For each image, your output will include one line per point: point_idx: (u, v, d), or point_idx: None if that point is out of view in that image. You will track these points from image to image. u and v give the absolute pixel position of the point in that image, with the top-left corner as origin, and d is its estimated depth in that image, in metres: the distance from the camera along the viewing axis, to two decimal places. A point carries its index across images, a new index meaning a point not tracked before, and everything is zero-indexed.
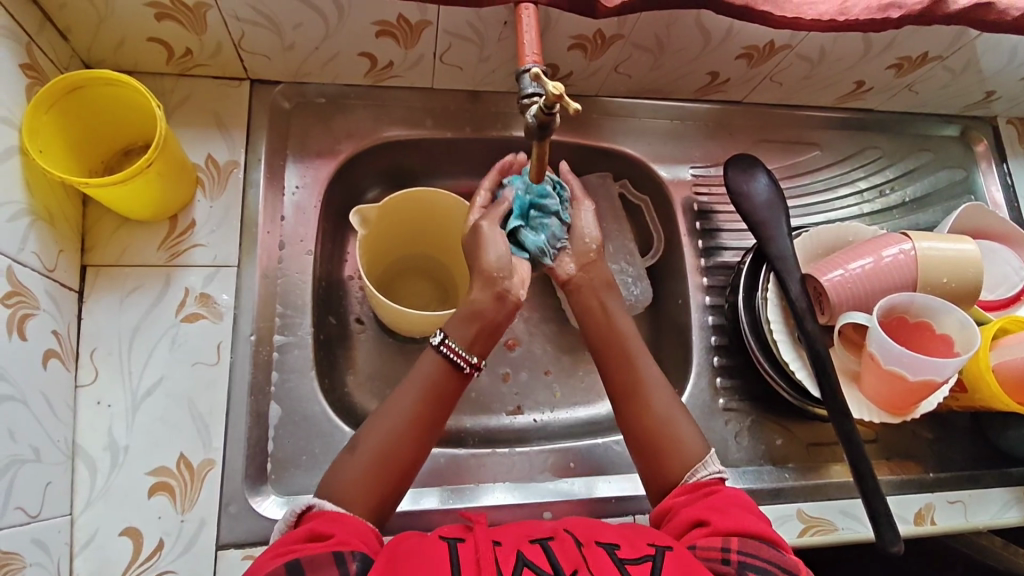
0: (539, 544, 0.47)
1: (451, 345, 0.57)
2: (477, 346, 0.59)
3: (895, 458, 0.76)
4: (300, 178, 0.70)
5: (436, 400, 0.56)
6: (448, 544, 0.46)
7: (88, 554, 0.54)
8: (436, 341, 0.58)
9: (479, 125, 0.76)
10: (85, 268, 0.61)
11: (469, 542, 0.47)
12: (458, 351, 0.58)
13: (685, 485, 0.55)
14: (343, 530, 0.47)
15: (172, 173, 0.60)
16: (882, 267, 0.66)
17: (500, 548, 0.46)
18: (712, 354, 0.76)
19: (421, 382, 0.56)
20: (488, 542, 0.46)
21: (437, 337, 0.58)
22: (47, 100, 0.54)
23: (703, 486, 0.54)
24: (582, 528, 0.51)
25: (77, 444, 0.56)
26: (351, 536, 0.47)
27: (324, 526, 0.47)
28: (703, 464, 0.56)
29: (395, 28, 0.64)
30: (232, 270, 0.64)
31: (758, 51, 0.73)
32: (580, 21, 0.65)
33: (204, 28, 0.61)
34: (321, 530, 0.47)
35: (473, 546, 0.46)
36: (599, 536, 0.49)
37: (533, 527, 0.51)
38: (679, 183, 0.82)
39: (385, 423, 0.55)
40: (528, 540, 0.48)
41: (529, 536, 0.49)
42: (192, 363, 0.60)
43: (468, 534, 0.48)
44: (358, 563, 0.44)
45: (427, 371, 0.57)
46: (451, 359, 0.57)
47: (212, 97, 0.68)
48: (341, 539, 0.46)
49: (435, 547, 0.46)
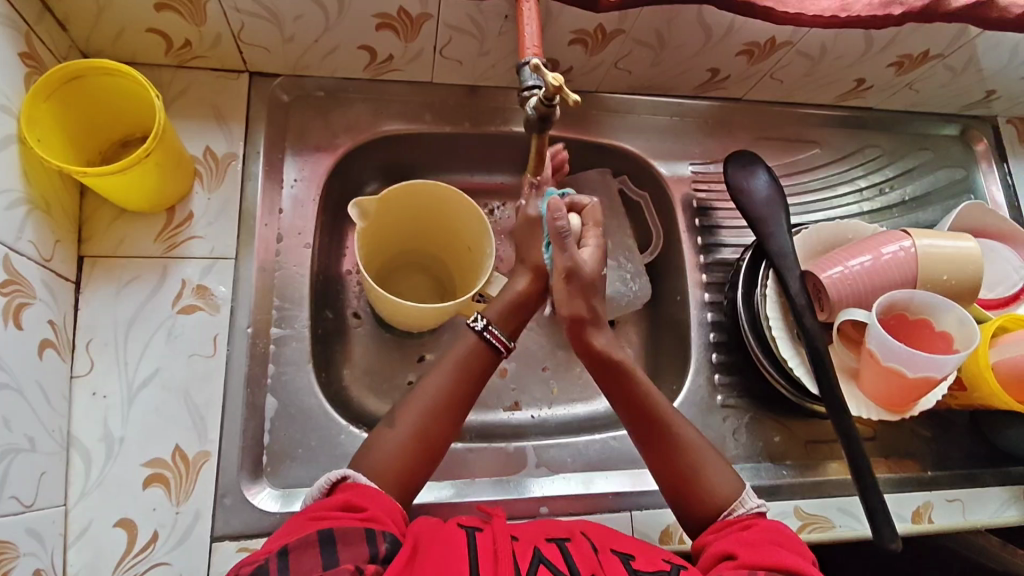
0: (556, 543, 0.50)
1: (494, 331, 0.61)
2: (512, 328, 0.63)
3: (892, 457, 0.76)
4: (299, 171, 0.70)
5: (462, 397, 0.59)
6: (469, 533, 0.48)
7: (82, 545, 0.54)
8: (478, 326, 0.61)
9: (479, 120, 0.76)
10: (82, 259, 0.61)
11: (488, 532, 0.48)
12: (500, 336, 0.61)
13: (722, 520, 0.57)
14: (376, 505, 0.49)
15: (170, 163, 0.60)
16: (881, 264, 0.66)
17: (518, 543, 0.48)
18: (710, 350, 0.76)
19: (451, 365, 0.59)
20: (506, 534, 0.48)
21: (479, 324, 0.61)
22: (45, 90, 0.53)
23: (739, 522, 0.56)
24: (599, 534, 0.54)
25: (72, 435, 0.56)
26: (383, 513, 0.49)
27: (359, 500, 0.49)
28: (741, 502, 0.58)
29: (395, 21, 0.64)
30: (230, 262, 0.64)
31: (759, 48, 0.73)
32: (581, 15, 0.65)
33: (204, 20, 0.61)
34: (355, 502, 0.49)
35: (491, 536, 0.48)
36: (615, 544, 0.52)
37: (552, 526, 0.54)
38: (678, 179, 0.81)
39: (420, 404, 0.57)
40: (546, 538, 0.51)
41: (547, 534, 0.51)
42: (188, 355, 0.60)
43: (485, 526, 0.50)
44: (387, 544, 0.46)
45: (459, 355, 0.60)
46: (491, 342, 0.61)
47: (211, 89, 0.68)
48: (371, 515, 0.48)
49: (455, 534, 0.48)
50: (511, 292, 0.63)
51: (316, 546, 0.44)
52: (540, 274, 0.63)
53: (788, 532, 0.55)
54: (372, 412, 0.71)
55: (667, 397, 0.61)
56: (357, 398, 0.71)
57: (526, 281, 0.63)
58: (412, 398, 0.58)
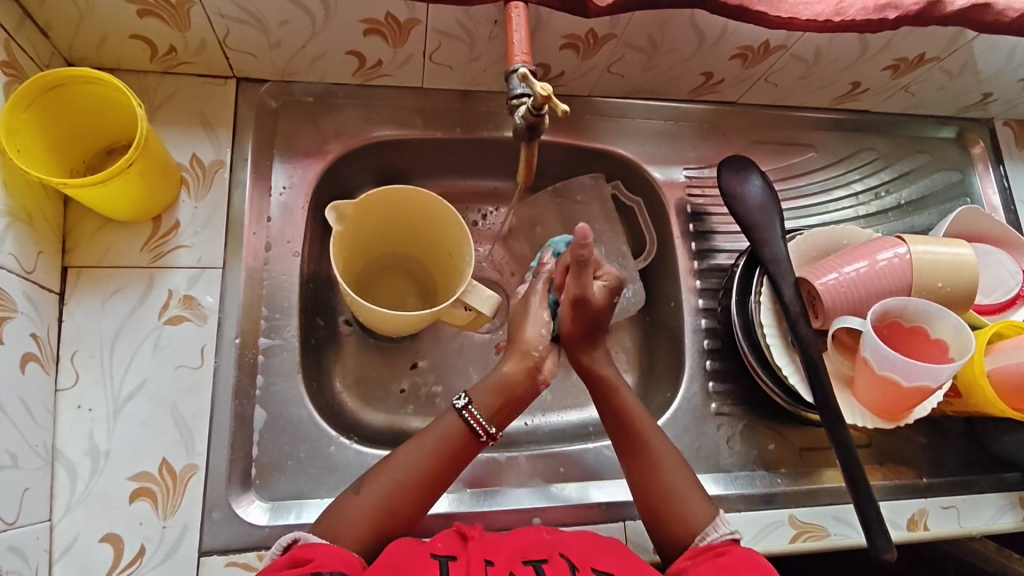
0: (532, 565, 0.50)
1: (474, 411, 0.59)
2: (500, 407, 0.60)
3: (888, 463, 0.75)
4: (287, 178, 0.69)
5: (444, 462, 0.57)
6: (441, 564, 0.49)
7: (68, 560, 0.53)
8: (459, 405, 0.59)
9: (470, 126, 0.75)
10: (66, 269, 0.60)
11: (461, 562, 0.49)
12: (480, 419, 0.59)
13: (695, 548, 0.56)
14: (322, 552, 0.49)
15: (155, 171, 0.59)
16: (877, 271, 0.65)
17: (492, 568, 0.49)
18: (705, 357, 0.75)
19: (428, 441, 0.58)
20: (479, 562, 0.49)
21: (460, 401, 0.59)
22: (25, 98, 0.52)
23: (714, 548, 0.55)
24: (579, 550, 0.53)
25: (57, 448, 0.55)
26: (330, 558, 0.49)
27: (305, 552, 0.49)
28: (714, 527, 0.57)
29: (383, 26, 0.63)
30: (217, 271, 0.63)
31: (753, 52, 0.72)
32: (571, 21, 0.64)
33: (188, 26, 0.60)
34: (302, 555, 0.49)
35: (464, 567, 0.49)
36: (596, 561, 0.52)
37: (534, 539, 0.54)
38: (672, 184, 0.81)
39: (389, 473, 0.56)
40: (522, 560, 0.51)
41: (524, 554, 0.52)
42: (176, 367, 0.60)
43: (460, 553, 0.51)
44: None
45: (440, 435, 0.58)
46: (472, 425, 0.59)
47: (198, 96, 0.67)
48: (319, 563, 0.48)
49: (425, 567, 0.48)
50: (498, 374, 0.61)
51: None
52: (530, 359, 0.62)
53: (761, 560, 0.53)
54: (363, 421, 0.70)
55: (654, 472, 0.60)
56: (347, 408, 0.70)
57: (513, 364, 0.61)
58: (387, 467, 0.56)
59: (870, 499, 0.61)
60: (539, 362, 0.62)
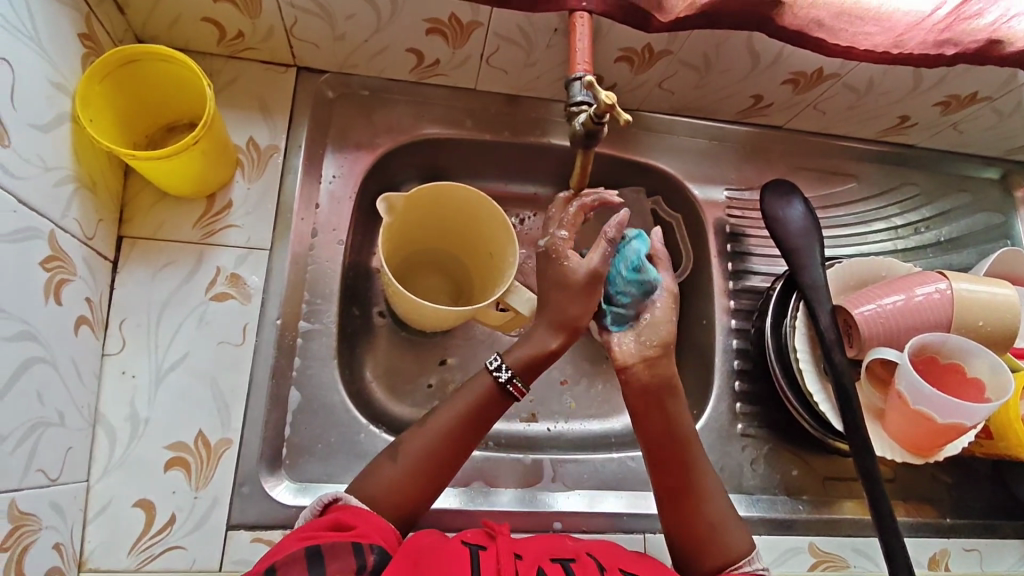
0: (561, 564, 0.49)
1: (517, 384, 0.59)
2: (532, 375, 0.61)
3: (911, 500, 0.75)
4: (337, 168, 0.71)
5: (475, 427, 0.58)
6: (472, 552, 0.47)
7: (101, 523, 0.54)
8: (502, 377, 0.59)
9: (517, 130, 0.76)
10: (121, 239, 0.61)
11: (491, 551, 0.48)
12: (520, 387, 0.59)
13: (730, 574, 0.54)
14: (364, 521, 0.49)
15: (215, 151, 0.60)
16: (913, 305, 0.65)
17: (522, 563, 0.48)
18: (734, 378, 0.75)
19: (462, 405, 0.58)
20: (510, 555, 0.48)
21: (504, 375, 0.58)
22: (102, 71, 0.54)
23: None
24: (604, 554, 0.53)
25: (99, 413, 0.57)
26: (371, 529, 0.49)
27: (349, 518, 0.49)
28: (750, 560, 0.55)
29: (446, 26, 0.64)
30: (264, 252, 0.64)
31: (805, 77, 0.72)
32: (631, 34, 0.65)
33: (259, 13, 0.62)
34: (344, 520, 0.49)
35: (495, 556, 0.47)
36: (622, 564, 0.52)
37: (557, 544, 0.53)
38: (712, 203, 0.81)
39: (423, 441, 0.56)
40: (550, 558, 0.50)
41: (551, 553, 0.51)
42: (218, 342, 0.61)
43: (490, 543, 0.50)
44: (375, 556, 0.45)
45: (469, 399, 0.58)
46: (510, 393, 0.59)
47: (259, 81, 0.69)
48: (361, 531, 0.48)
49: (458, 553, 0.47)
50: (541, 347, 0.60)
51: (304, 561, 0.43)
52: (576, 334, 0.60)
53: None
54: (389, 413, 0.71)
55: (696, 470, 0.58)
56: (376, 398, 0.71)
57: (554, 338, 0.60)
58: (420, 435, 0.56)
59: (896, 532, 0.60)
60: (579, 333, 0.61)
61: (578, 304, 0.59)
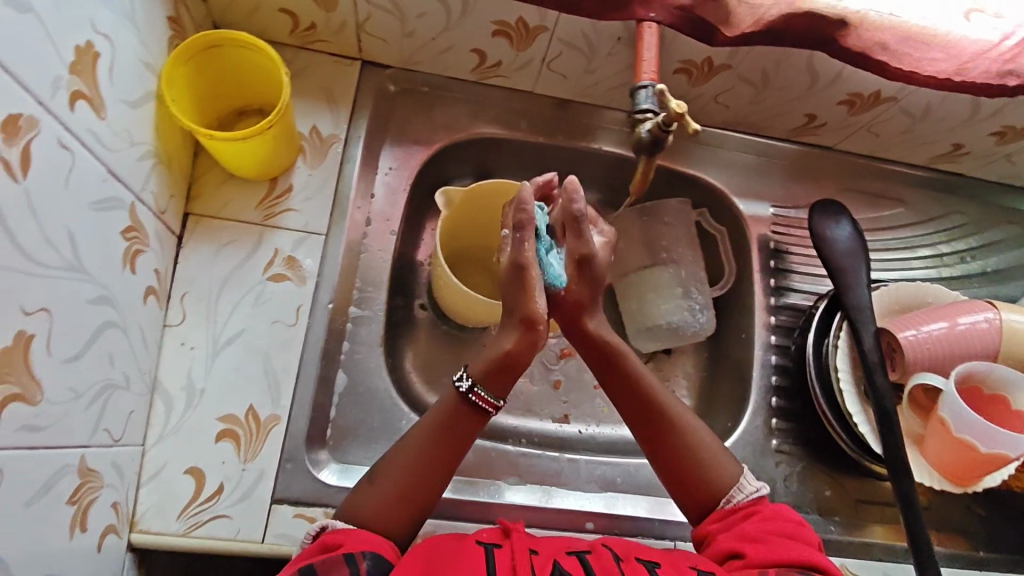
0: (576, 556, 0.49)
1: (480, 393, 0.55)
2: (503, 387, 0.56)
3: (945, 530, 0.74)
4: (393, 160, 0.72)
5: (447, 441, 0.54)
6: (486, 550, 0.47)
7: (153, 486, 0.56)
8: (464, 388, 0.55)
9: (570, 134, 0.77)
10: (187, 216, 0.64)
11: (506, 548, 0.48)
12: (487, 398, 0.55)
13: (721, 510, 0.56)
14: (352, 537, 0.48)
15: (283, 136, 0.63)
16: (956, 334, 0.65)
17: (538, 557, 0.47)
18: (771, 394, 0.75)
19: (430, 424, 0.55)
20: (524, 550, 0.47)
21: (464, 385, 0.55)
22: (187, 54, 0.56)
23: (742, 509, 0.55)
24: (623, 545, 0.52)
25: (158, 380, 0.59)
26: (361, 542, 0.48)
27: (336, 538, 0.48)
28: (739, 486, 0.57)
29: (512, 29, 0.66)
30: (321, 237, 0.66)
31: (862, 100, 0.73)
32: (694, 46, 0.66)
33: (335, 7, 0.64)
34: (332, 540, 0.48)
35: (509, 552, 0.47)
36: (640, 553, 0.51)
37: (573, 539, 0.53)
38: (757, 219, 0.81)
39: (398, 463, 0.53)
40: (566, 551, 0.49)
41: (567, 547, 0.50)
42: (273, 321, 0.63)
43: (504, 540, 0.49)
44: (368, 562, 0.46)
45: (440, 414, 0.55)
46: (478, 404, 0.55)
47: (325, 73, 0.71)
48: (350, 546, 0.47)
49: (471, 553, 0.46)
50: (497, 349, 0.55)
51: None
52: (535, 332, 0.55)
53: (793, 513, 0.54)
54: (428, 403, 0.72)
55: (668, 414, 0.59)
56: (415, 389, 0.72)
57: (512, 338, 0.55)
58: (395, 457, 0.54)
59: (931, 560, 0.60)
60: (538, 328, 0.55)
61: (522, 296, 0.54)
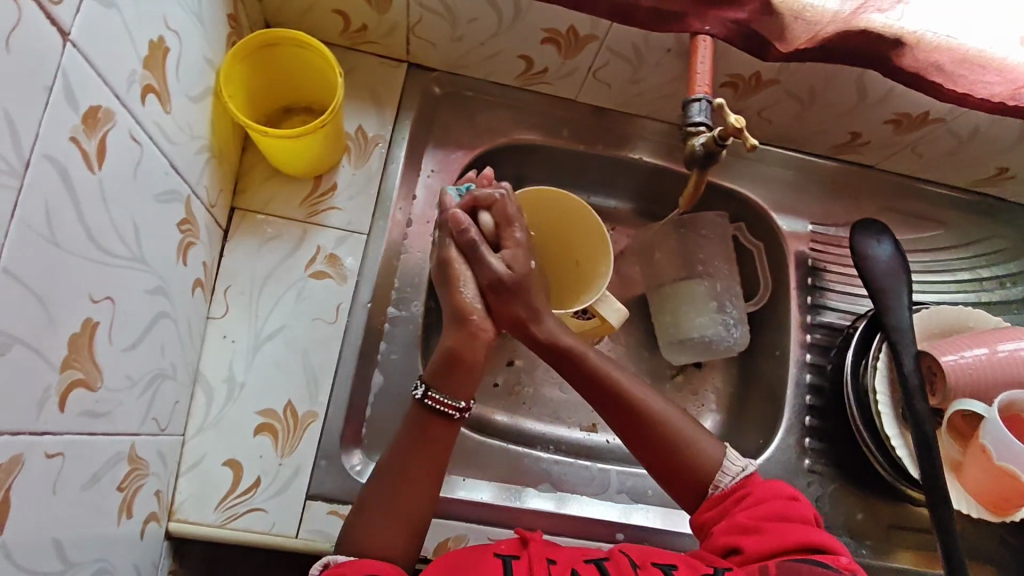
0: (595, 564, 0.49)
1: (434, 395, 0.55)
2: (461, 387, 0.56)
3: (977, 560, 0.73)
4: (435, 163, 0.73)
5: (421, 455, 0.54)
6: (505, 563, 0.47)
7: (192, 477, 0.57)
8: (419, 395, 0.56)
9: (610, 143, 0.77)
10: (233, 210, 0.64)
11: (524, 559, 0.48)
12: (445, 400, 0.55)
13: (714, 496, 0.57)
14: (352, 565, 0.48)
15: (333, 136, 0.63)
16: (996, 361, 0.63)
17: (556, 567, 0.48)
18: (805, 413, 0.75)
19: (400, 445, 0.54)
20: (543, 563, 0.47)
21: (419, 391, 0.55)
22: (244, 51, 0.57)
23: (731, 493, 0.56)
24: (640, 549, 0.52)
25: (199, 372, 0.59)
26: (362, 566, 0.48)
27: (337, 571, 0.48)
28: (723, 471, 0.57)
29: (562, 37, 0.66)
30: (362, 237, 0.67)
31: (909, 120, 0.72)
32: (743, 60, 0.66)
33: (388, 9, 0.65)
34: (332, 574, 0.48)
35: (528, 565, 0.47)
36: (656, 556, 0.51)
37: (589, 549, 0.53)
38: (795, 235, 0.81)
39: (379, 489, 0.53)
40: (584, 559, 0.50)
41: (585, 555, 0.51)
42: (313, 318, 0.63)
43: (523, 552, 0.49)
44: None
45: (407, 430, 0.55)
46: (436, 407, 0.55)
47: (372, 74, 0.72)
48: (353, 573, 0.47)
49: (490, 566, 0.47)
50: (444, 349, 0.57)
51: None
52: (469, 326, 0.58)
53: (782, 490, 0.55)
54: None
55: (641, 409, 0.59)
56: None
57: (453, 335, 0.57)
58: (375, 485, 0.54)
59: None
60: (468, 321, 0.58)
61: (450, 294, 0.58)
